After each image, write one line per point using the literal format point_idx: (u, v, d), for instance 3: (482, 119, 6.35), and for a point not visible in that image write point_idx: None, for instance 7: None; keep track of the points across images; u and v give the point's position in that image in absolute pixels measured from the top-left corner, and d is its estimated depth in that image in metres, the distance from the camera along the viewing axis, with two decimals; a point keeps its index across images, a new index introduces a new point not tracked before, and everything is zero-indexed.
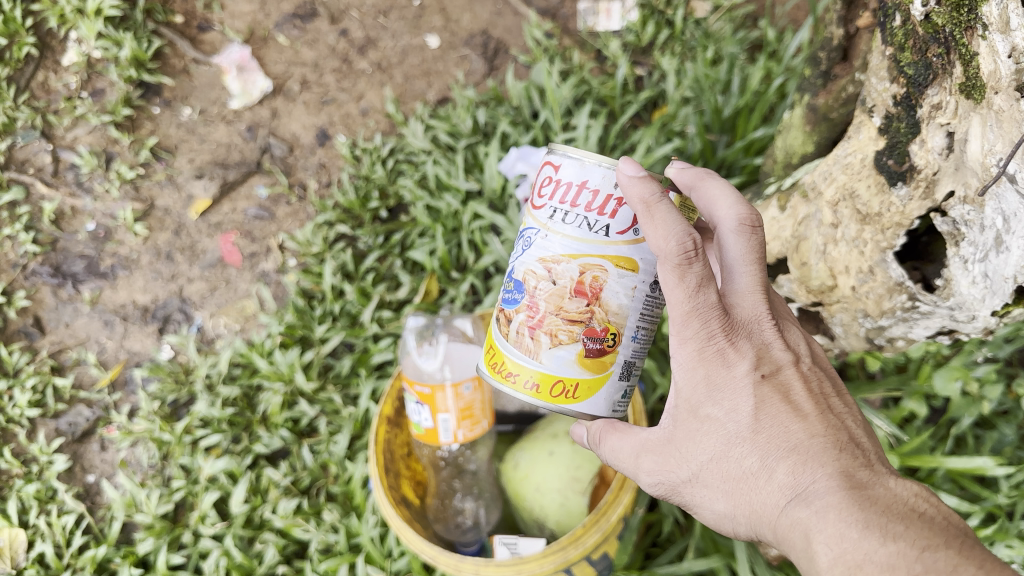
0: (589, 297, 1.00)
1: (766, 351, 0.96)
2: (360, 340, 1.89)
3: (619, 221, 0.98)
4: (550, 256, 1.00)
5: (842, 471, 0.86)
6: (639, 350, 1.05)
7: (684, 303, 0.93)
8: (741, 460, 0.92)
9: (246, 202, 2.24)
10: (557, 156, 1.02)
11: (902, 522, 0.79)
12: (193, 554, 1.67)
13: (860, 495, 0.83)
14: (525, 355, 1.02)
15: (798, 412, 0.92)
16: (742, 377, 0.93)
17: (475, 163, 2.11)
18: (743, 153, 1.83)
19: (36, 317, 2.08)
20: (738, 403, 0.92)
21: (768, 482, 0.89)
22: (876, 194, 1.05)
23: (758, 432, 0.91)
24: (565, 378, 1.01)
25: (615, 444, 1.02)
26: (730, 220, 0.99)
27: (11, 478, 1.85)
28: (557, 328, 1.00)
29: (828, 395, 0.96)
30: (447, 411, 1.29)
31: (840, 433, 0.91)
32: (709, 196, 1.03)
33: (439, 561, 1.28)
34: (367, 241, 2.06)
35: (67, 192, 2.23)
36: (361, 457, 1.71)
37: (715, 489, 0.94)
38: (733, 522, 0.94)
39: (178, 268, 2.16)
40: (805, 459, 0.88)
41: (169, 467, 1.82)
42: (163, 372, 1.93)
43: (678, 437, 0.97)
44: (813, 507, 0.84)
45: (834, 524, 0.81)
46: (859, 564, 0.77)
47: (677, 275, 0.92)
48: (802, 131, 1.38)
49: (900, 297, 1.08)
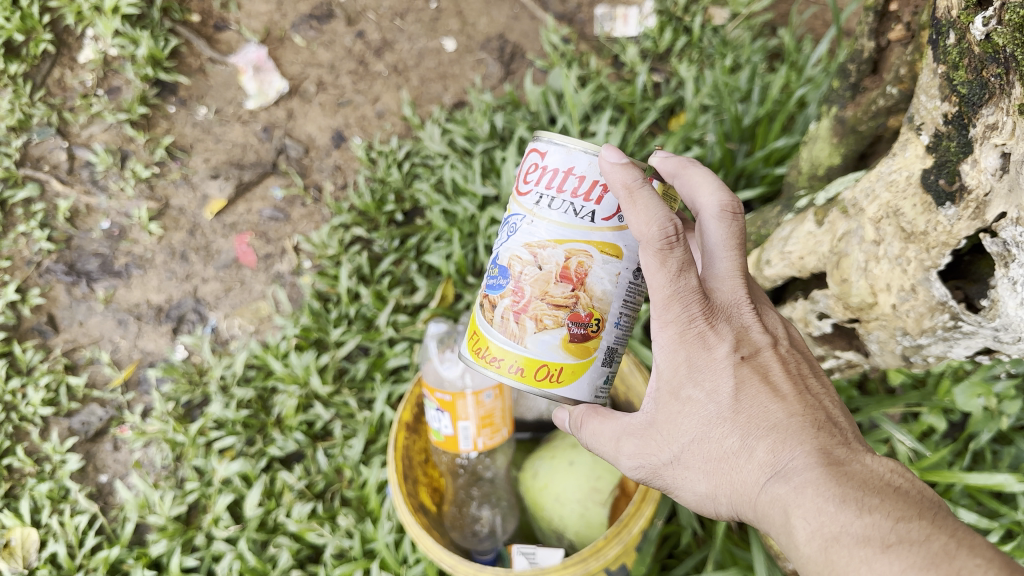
0: (574, 282, 0.99)
1: (745, 333, 0.97)
2: (375, 344, 1.89)
3: (604, 207, 0.98)
4: (536, 241, 0.99)
5: (821, 449, 0.86)
6: (620, 336, 1.04)
7: (665, 287, 0.92)
8: (722, 441, 0.91)
9: (261, 203, 2.23)
10: (543, 143, 1.01)
11: (879, 494, 0.79)
12: (206, 556, 1.66)
13: (837, 471, 0.82)
14: (508, 340, 1.01)
15: (776, 393, 0.92)
16: (722, 359, 0.93)
17: (492, 167, 2.10)
18: (764, 162, 1.79)
19: (50, 315, 2.08)
20: (718, 384, 0.92)
21: (747, 462, 0.89)
22: (922, 212, 1.03)
23: (738, 412, 0.91)
24: (549, 363, 1.00)
25: (596, 428, 1.01)
26: (712, 207, 0.99)
27: (23, 477, 1.84)
28: (542, 313, 0.99)
29: (805, 377, 0.96)
30: (467, 419, 1.28)
31: (818, 413, 0.91)
32: (691, 183, 1.04)
33: (458, 569, 1.27)
34: (382, 244, 2.05)
35: (83, 190, 2.22)
36: (376, 462, 1.71)
37: (696, 470, 0.94)
38: (713, 504, 0.94)
39: (192, 268, 2.15)
40: (784, 437, 0.88)
41: (182, 468, 1.82)
42: (177, 373, 1.93)
43: (659, 419, 0.96)
44: (791, 483, 0.83)
45: (813, 499, 0.80)
46: (836, 537, 0.76)
47: (659, 260, 0.92)
48: (829, 143, 1.37)
49: (942, 316, 1.05)
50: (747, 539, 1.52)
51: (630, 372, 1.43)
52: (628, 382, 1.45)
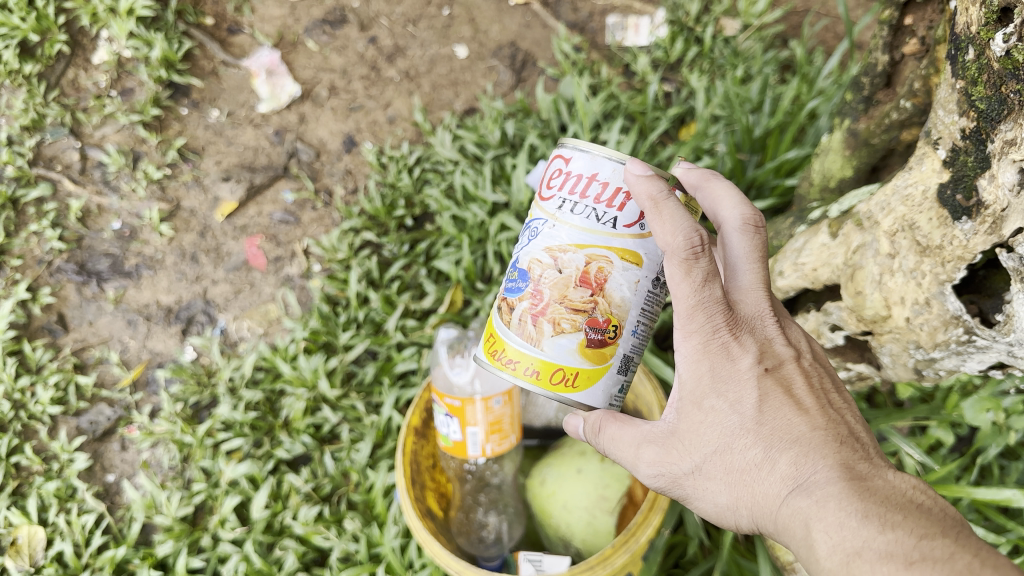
0: (593, 287, 0.99)
1: (768, 346, 0.97)
2: (384, 348, 1.89)
3: (626, 214, 0.98)
4: (557, 245, 1.00)
5: (844, 464, 0.85)
6: (638, 345, 1.04)
7: (690, 296, 0.93)
8: (744, 452, 0.91)
9: (272, 206, 2.24)
10: (568, 149, 1.02)
11: (903, 511, 0.78)
12: (212, 558, 1.66)
13: (860, 486, 0.82)
14: (525, 342, 1.01)
15: (799, 406, 0.92)
16: (746, 370, 0.93)
17: (502, 174, 2.10)
18: (774, 174, 1.79)
19: (60, 314, 2.08)
20: (742, 395, 0.92)
21: (769, 474, 0.89)
22: (938, 226, 1.03)
23: (761, 423, 0.91)
24: (566, 367, 1.00)
25: (615, 432, 0.99)
26: (734, 220, 1.01)
27: (31, 475, 1.85)
28: (561, 317, 0.99)
29: (828, 391, 0.96)
30: (476, 424, 1.28)
31: (840, 427, 0.91)
32: (713, 196, 1.05)
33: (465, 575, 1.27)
34: (392, 249, 2.06)
35: (95, 190, 2.23)
36: (383, 466, 1.71)
37: (717, 481, 0.93)
38: (734, 516, 0.93)
39: (203, 270, 2.16)
40: (807, 450, 0.88)
41: (189, 469, 1.82)
42: (186, 374, 1.94)
43: (681, 429, 0.96)
44: (814, 497, 0.83)
45: (835, 513, 0.80)
46: (858, 551, 0.76)
47: (684, 269, 0.93)
48: (841, 155, 1.37)
49: (956, 330, 1.06)
50: (753, 551, 1.52)
51: (640, 381, 1.42)
52: (636, 391, 1.45)
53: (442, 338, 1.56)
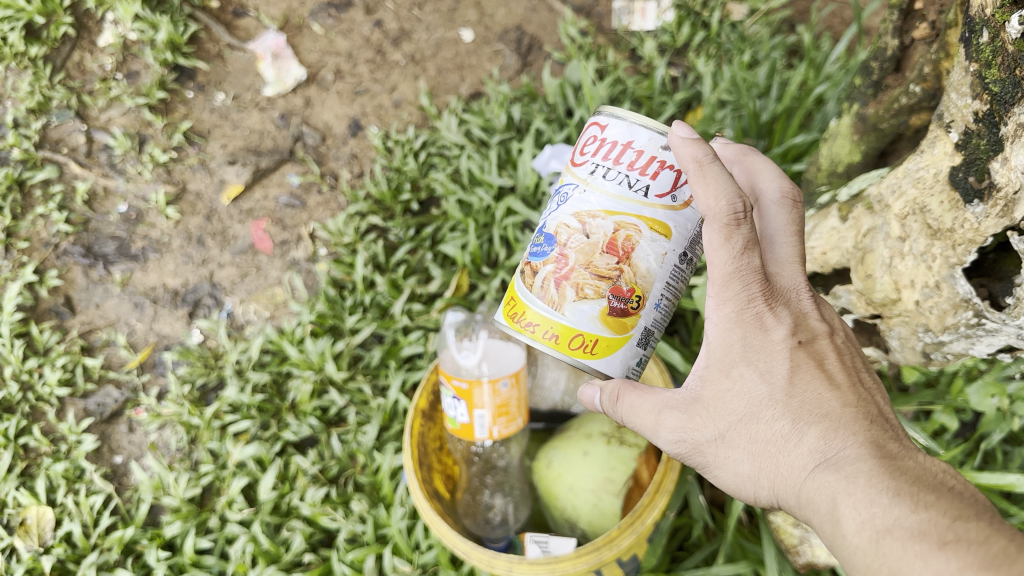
0: (620, 255, 0.99)
1: (802, 321, 0.98)
2: (390, 332, 1.89)
3: (659, 183, 0.98)
4: (586, 210, 1.00)
5: (875, 442, 0.86)
6: (660, 318, 1.04)
7: (727, 263, 0.95)
8: (772, 423, 0.92)
9: (278, 189, 2.25)
10: (604, 116, 1.03)
11: (934, 492, 0.78)
12: (220, 538, 1.68)
13: (890, 464, 0.82)
14: (547, 304, 1.01)
15: (831, 381, 0.93)
16: (778, 342, 0.95)
17: (508, 159, 2.10)
18: (781, 159, 1.78)
19: (67, 297, 2.09)
20: (774, 366, 0.94)
21: (796, 446, 0.89)
22: (949, 209, 1.04)
23: (791, 395, 0.92)
24: (586, 333, 1.00)
25: (635, 401, 1.00)
26: (773, 193, 1.05)
27: (39, 456, 1.86)
28: (585, 282, 0.99)
29: (859, 369, 0.97)
30: (483, 407, 1.29)
31: (870, 406, 0.92)
32: (752, 169, 1.10)
33: (472, 556, 1.28)
34: (398, 233, 2.06)
35: (101, 173, 2.24)
36: (390, 448, 1.72)
37: (741, 450, 0.94)
38: (755, 487, 0.94)
39: (209, 253, 2.16)
40: (837, 426, 0.88)
41: (197, 450, 1.83)
42: (193, 356, 1.94)
43: (707, 396, 0.97)
44: (842, 473, 0.84)
45: (865, 489, 0.81)
46: (887, 529, 0.77)
47: (724, 235, 0.94)
48: (850, 140, 1.37)
49: (965, 313, 1.06)
50: (757, 534, 1.54)
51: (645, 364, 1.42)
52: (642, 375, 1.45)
53: (449, 322, 1.57)
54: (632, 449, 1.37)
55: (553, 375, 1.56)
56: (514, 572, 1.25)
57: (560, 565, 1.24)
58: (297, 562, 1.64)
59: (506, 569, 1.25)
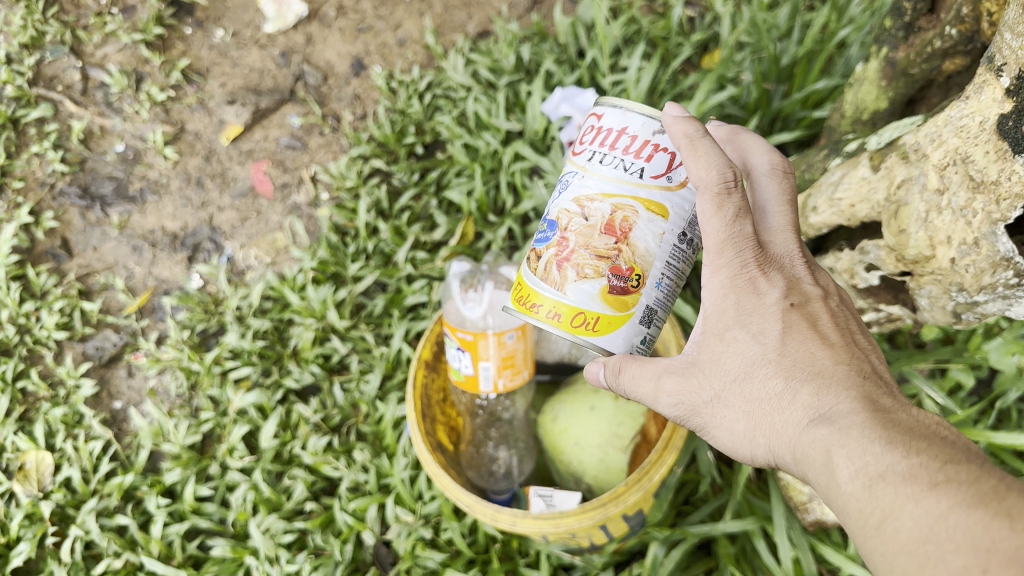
0: (618, 235, 0.92)
1: (796, 283, 0.92)
2: (394, 281, 1.85)
3: (654, 165, 0.93)
4: (584, 193, 0.95)
5: (867, 395, 0.80)
6: (663, 299, 0.97)
7: (720, 232, 0.90)
8: (765, 382, 0.86)
9: (278, 130, 2.18)
10: (601, 106, 0.98)
11: (928, 439, 0.72)
12: (220, 486, 1.67)
13: (884, 416, 0.76)
14: (548, 286, 0.95)
15: (824, 340, 0.87)
16: (772, 304, 0.89)
17: (517, 102, 2.03)
18: (801, 105, 1.71)
19: (63, 239, 2.04)
20: (766, 327, 0.88)
21: (790, 404, 0.84)
22: (996, 160, 0.84)
23: (784, 355, 0.86)
24: (586, 311, 0.93)
25: (637, 372, 0.92)
26: (763, 165, 0.98)
27: (38, 401, 1.84)
28: (584, 263, 0.93)
29: (856, 332, 0.90)
30: (488, 359, 1.24)
31: (866, 365, 0.85)
32: (742, 146, 1.04)
33: (475, 509, 1.26)
34: (402, 177, 2.00)
35: (97, 112, 2.18)
36: (393, 398, 1.69)
37: (736, 409, 0.88)
38: (752, 446, 0.88)
39: (208, 196, 2.11)
40: (831, 381, 0.82)
41: (197, 397, 1.80)
42: (193, 302, 1.89)
43: (701, 359, 0.92)
44: (836, 425, 0.77)
45: (857, 439, 0.74)
46: (879, 475, 0.70)
47: (715, 205, 0.89)
48: (876, 86, 1.30)
49: (1005, 273, 0.86)
50: (766, 490, 1.52)
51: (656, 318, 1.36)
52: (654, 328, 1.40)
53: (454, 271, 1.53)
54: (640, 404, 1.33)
55: None
56: (517, 526, 1.23)
57: (565, 520, 1.22)
58: (299, 510, 1.63)
59: (510, 523, 1.23)
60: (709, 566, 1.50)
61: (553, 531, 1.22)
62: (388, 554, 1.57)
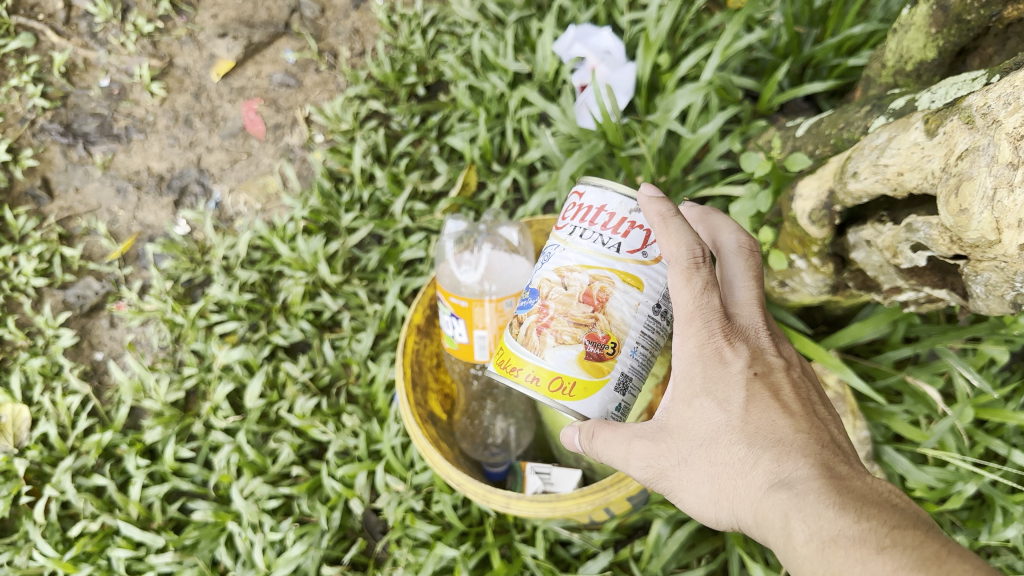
0: (595, 304, 0.86)
1: (760, 353, 0.84)
2: (390, 233, 1.74)
3: (630, 241, 0.87)
4: (563, 264, 0.88)
5: (824, 461, 0.74)
6: (639, 366, 0.89)
7: (689, 303, 0.83)
8: (724, 450, 0.78)
9: (272, 66, 2.05)
10: (581, 184, 0.93)
11: (879, 505, 0.68)
12: (203, 446, 1.58)
13: (842, 483, 0.71)
14: (528, 351, 0.88)
15: (788, 408, 0.80)
16: (736, 372, 0.81)
17: (526, 41, 1.88)
18: (835, 52, 1.56)
19: (44, 179, 1.93)
20: (730, 394, 0.80)
21: (750, 471, 0.76)
22: None
23: (747, 421, 0.78)
24: (563, 376, 0.85)
25: (610, 436, 0.83)
26: (731, 243, 0.91)
27: (16, 350, 1.75)
28: (562, 329, 0.86)
29: (819, 402, 0.84)
30: (484, 328, 1.13)
31: (829, 434, 0.79)
32: (713, 227, 0.95)
33: (466, 488, 1.17)
34: (401, 121, 1.88)
35: (80, 43, 2.06)
36: (385, 359, 1.59)
37: (700, 474, 0.80)
38: (714, 511, 0.80)
39: (197, 136, 1.99)
40: (790, 448, 0.75)
41: (180, 351, 1.71)
42: (178, 250, 1.78)
43: (665, 423, 0.84)
44: (793, 490, 0.71)
45: (813, 506, 0.69)
46: (833, 538, 0.66)
47: (684, 277, 0.83)
48: (925, 33, 1.15)
49: None
50: None
51: None
52: None
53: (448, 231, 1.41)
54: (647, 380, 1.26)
55: None
56: (511, 508, 1.14)
57: (562, 504, 1.13)
58: (286, 473, 1.56)
59: (503, 505, 1.15)
60: (715, 545, 1.41)
61: (549, 514, 1.14)
62: (378, 522, 1.52)
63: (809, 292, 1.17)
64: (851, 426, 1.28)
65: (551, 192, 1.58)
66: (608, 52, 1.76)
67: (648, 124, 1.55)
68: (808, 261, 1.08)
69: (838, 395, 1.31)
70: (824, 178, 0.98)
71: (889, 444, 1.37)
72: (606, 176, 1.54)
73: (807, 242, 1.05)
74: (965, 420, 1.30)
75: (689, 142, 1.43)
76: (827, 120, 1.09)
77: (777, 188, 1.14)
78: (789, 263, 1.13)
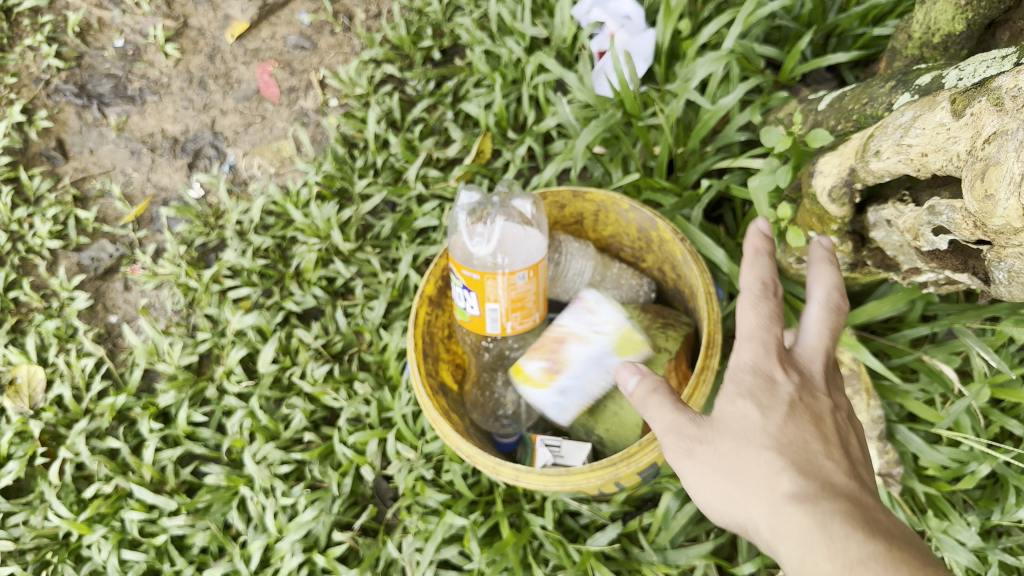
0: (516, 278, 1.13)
1: (817, 393, 0.84)
2: (404, 200, 1.73)
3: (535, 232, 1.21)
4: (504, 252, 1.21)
5: (813, 414, 0.81)
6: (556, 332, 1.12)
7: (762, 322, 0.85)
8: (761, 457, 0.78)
9: (287, 28, 2.02)
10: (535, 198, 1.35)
11: (908, 552, 0.67)
12: (217, 411, 1.60)
13: (872, 520, 0.70)
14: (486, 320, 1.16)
15: (830, 442, 0.79)
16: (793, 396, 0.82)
17: (544, 5, 1.85)
18: (860, 20, 1.51)
19: (59, 140, 1.92)
20: (781, 408, 0.80)
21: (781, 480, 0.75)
22: None
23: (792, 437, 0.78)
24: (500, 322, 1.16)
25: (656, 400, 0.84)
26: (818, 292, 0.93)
27: (31, 312, 1.76)
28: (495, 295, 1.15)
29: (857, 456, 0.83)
30: (496, 301, 1.12)
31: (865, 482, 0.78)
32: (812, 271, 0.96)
33: (476, 460, 1.17)
34: (416, 86, 1.86)
35: (95, 3, 2.04)
36: (397, 327, 1.59)
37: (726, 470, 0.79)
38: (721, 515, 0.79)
39: (211, 98, 1.97)
40: (828, 479, 0.75)
41: (194, 315, 1.71)
42: (192, 214, 1.78)
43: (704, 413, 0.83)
44: (824, 510, 0.71)
45: (842, 528, 0.69)
46: (858, 565, 0.65)
47: (755, 300, 0.89)
48: (953, 4, 1.11)
49: None
50: None
51: (685, 260, 1.23)
52: (679, 271, 1.28)
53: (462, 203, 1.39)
54: (660, 354, 1.23)
55: (578, 265, 1.37)
56: (521, 481, 1.14)
57: (571, 478, 1.13)
58: (298, 439, 1.57)
59: (513, 478, 1.15)
60: (725, 519, 1.41)
61: (557, 489, 1.13)
62: (389, 489, 1.53)
63: (827, 270, 1.15)
64: (866, 405, 1.27)
65: (567, 162, 1.56)
66: (628, 18, 1.72)
67: (666, 93, 1.52)
68: (827, 239, 1.06)
69: (852, 372, 1.29)
70: (846, 155, 0.95)
71: (902, 423, 1.36)
72: (623, 146, 1.51)
73: (827, 220, 1.02)
74: (981, 401, 1.28)
75: (709, 113, 1.40)
76: (850, 94, 1.06)
77: (797, 163, 1.12)
78: (807, 240, 1.10)
